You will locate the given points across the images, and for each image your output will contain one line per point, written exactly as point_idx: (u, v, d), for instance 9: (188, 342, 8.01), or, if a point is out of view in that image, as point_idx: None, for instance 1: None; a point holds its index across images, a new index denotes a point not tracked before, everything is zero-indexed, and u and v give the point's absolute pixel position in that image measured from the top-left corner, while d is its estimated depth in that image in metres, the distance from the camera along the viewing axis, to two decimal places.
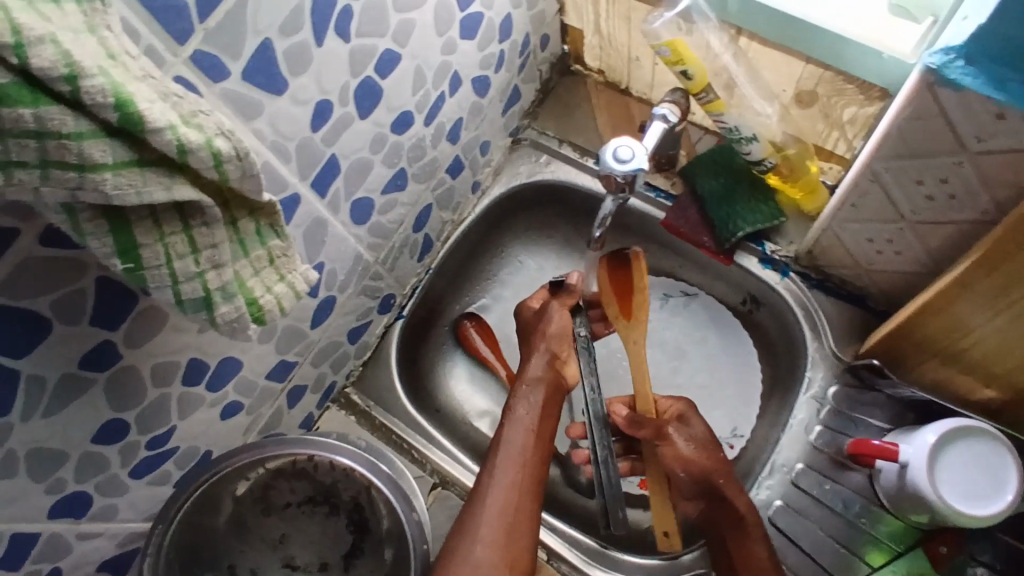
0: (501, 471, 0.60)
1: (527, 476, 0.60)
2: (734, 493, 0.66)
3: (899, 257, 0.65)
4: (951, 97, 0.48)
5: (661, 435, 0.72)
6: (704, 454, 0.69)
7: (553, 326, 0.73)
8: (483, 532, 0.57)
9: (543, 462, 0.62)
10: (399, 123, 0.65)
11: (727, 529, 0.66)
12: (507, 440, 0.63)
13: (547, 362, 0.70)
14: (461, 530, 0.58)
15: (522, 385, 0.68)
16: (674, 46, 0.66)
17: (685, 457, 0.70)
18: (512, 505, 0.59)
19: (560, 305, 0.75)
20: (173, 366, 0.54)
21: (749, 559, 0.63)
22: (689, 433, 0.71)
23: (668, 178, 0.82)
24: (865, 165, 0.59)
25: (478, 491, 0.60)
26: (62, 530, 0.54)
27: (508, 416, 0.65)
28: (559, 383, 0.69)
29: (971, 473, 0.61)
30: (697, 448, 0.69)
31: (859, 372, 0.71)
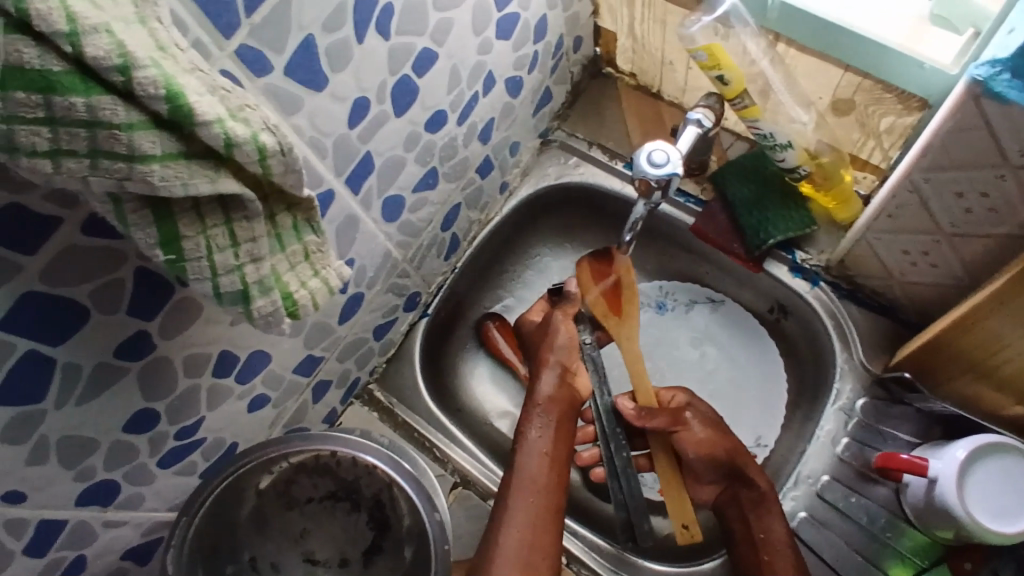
0: (517, 499, 0.61)
1: (542, 503, 0.61)
2: (757, 475, 0.68)
3: (934, 269, 0.64)
4: (997, 109, 0.47)
5: (678, 421, 0.72)
6: (724, 439, 0.71)
7: (559, 340, 0.72)
8: (505, 559, 0.57)
9: (559, 487, 0.62)
10: (433, 122, 0.65)
11: (745, 504, 0.68)
12: (523, 466, 0.63)
13: (557, 378, 0.69)
14: (480, 559, 0.58)
15: (533, 405, 0.67)
16: (711, 50, 0.64)
17: (703, 442, 0.71)
18: (531, 532, 0.59)
19: (563, 315, 0.73)
20: (204, 357, 0.54)
21: (768, 539, 0.64)
22: (700, 416, 0.72)
23: (698, 183, 0.81)
24: (904, 175, 0.58)
25: (496, 519, 0.60)
26: (89, 516, 0.54)
27: (521, 441, 0.65)
28: (572, 399, 0.69)
29: (996, 490, 0.61)
30: (716, 431, 0.71)
31: (888, 386, 0.70)
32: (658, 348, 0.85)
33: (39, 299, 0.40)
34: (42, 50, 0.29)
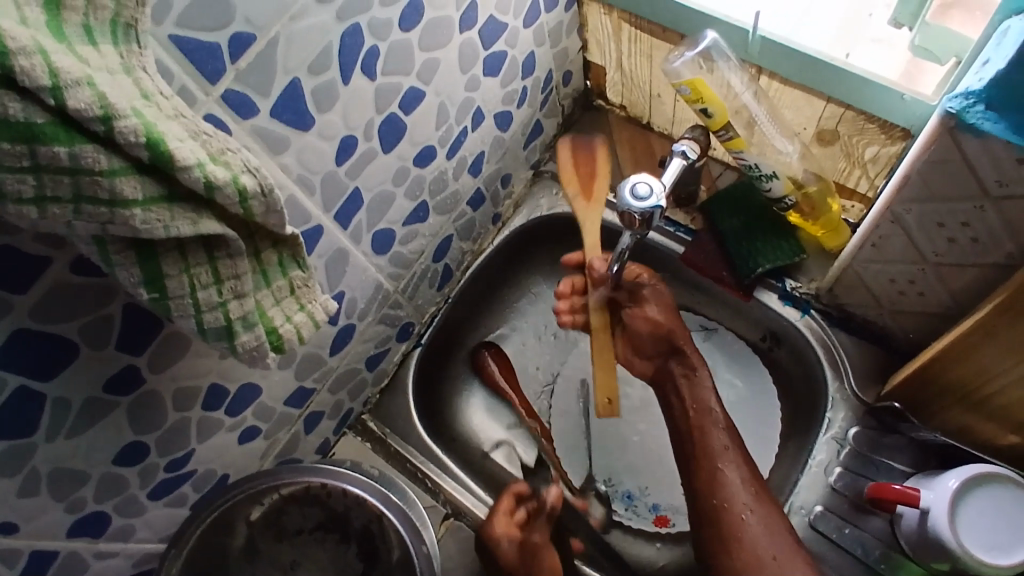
0: None
1: None
2: (689, 348, 0.74)
3: (921, 298, 0.63)
4: (972, 143, 0.46)
5: (636, 297, 0.75)
6: (672, 317, 0.75)
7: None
8: None
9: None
10: (422, 156, 0.66)
11: (677, 375, 0.75)
12: None
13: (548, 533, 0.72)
14: None
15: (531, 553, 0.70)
16: (694, 84, 0.66)
17: (650, 322, 0.74)
18: None
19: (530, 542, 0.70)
20: (194, 390, 0.55)
21: (700, 404, 0.72)
22: (658, 295, 0.75)
23: (688, 213, 0.82)
24: (885, 207, 0.56)
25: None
26: (79, 548, 0.54)
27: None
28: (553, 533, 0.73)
29: (980, 522, 0.60)
30: (665, 312, 0.74)
31: (882, 415, 0.70)
32: None
33: (28, 337, 0.41)
34: (26, 103, 0.30)
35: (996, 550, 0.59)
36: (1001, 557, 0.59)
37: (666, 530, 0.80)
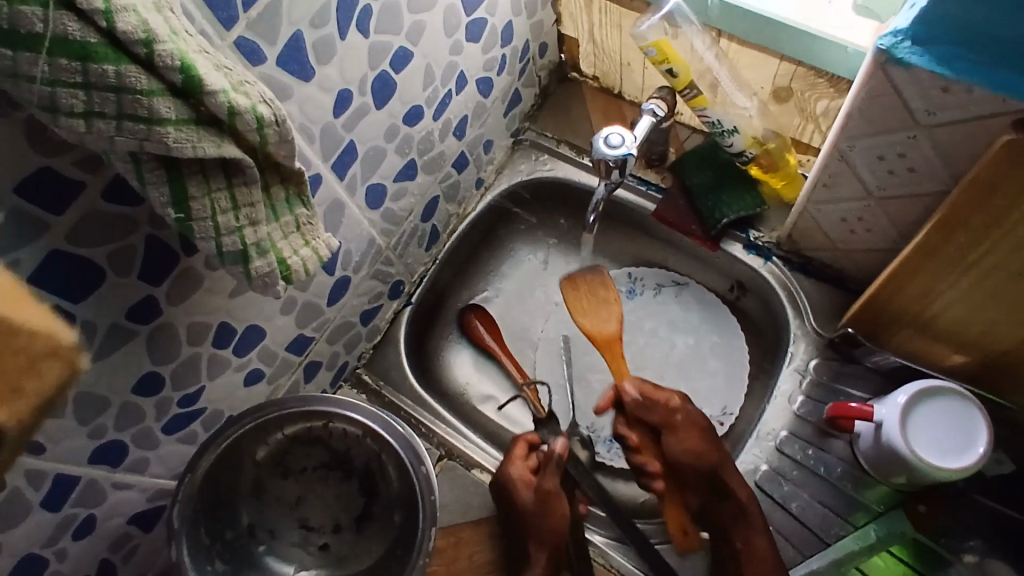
0: None
1: None
2: (736, 489, 0.70)
3: (870, 234, 0.70)
4: (901, 75, 0.52)
5: (669, 423, 0.73)
6: (710, 450, 0.72)
7: (546, 524, 0.69)
8: None
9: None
10: (411, 115, 0.71)
11: (725, 514, 0.70)
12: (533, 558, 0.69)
13: (556, 486, 0.71)
14: None
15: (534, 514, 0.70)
16: (659, 46, 0.72)
17: (689, 451, 0.72)
18: None
19: (551, 479, 0.71)
20: (205, 326, 0.59)
21: (753, 550, 0.68)
22: (692, 429, 0.73)
23: (658, 173, 0.88)
24: (831, 147, 0.63)
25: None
26: (98, 476, 0.57)
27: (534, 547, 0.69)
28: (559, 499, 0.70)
29: (937, 431, 0.65)
30: (701, 447, 0.71)
31: (838, 346, 0.76)
32: (628, 328, 0.92)
33: (63, 258, 0.45)
34: (82, 23, 0.35)
35: (956, 455, 0.64)
36: (961, 460, 0.63)
37: None
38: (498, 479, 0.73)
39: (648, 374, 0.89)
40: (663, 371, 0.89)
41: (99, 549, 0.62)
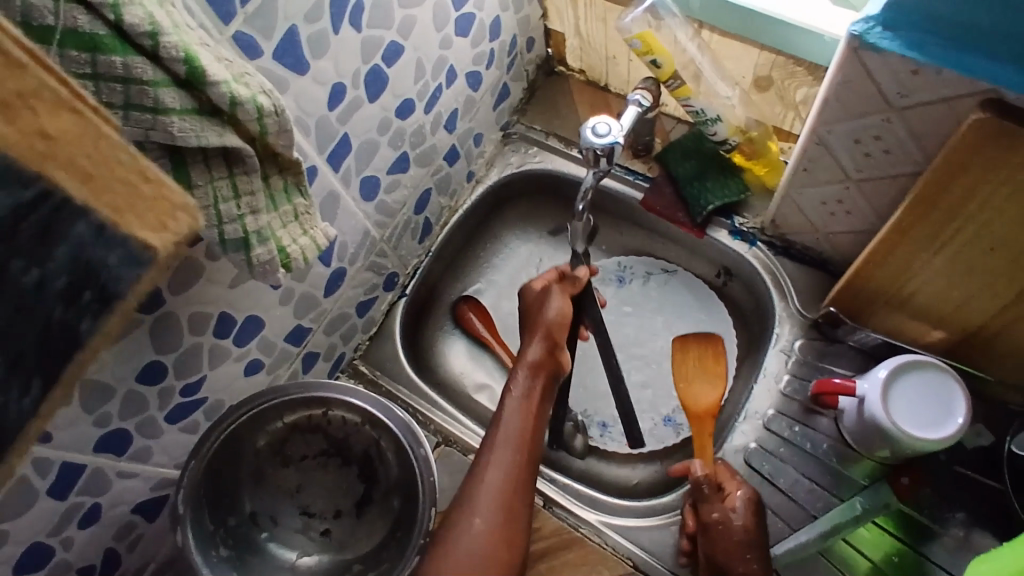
0: (499, 451, 0.60)
1: (521, 457, 0.61)
2: None
3: (850, 217, 0.72)
4: (873, 60, 0.54)
5: (714, 516, 0.68)
6: (738, 555, 0.66)
7: (552, 314, 0.69)
8: (472, 515, 0.57)
9: (538, 443, 0.63)
10: (402, 109, 0.73)
11: None
12: (504, 417, 0.63)
13: (547, 347, 0.67)
14: (458, 505, 0.59)
15: (519, 369, 0.66)
16: (644, 38, 0.74)
17: (720, 552, 0.66)
18: (501, 487, 0.59)
19: (562, 290, 0.73)
20: (206, 317, 0.60)
21: None
22: (728, 530, 0.67)
23: (645, 163, 0.90)
24: (810, 132, 0.65)
25: (488, 444, 0.61)
26: (104, 465, 0.59)
27: (504, 400, 0.64)
28: (558, 369, 0.67)
29: (918, 405, 0.67)
30: (727, 551, 0.66)
31: (821, 326, 0.78)
32: (618, 316, 0.94)
33: None
34: (91, 16, 0.36)
35: (936, 427, 0.66)
36: (943, 431, 0.65)
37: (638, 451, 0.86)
38: (522, 298, 0.75)
39: (639, 360, 0.91)
40: (653, 356, 0.91)
41: (105, 538, 0.63)
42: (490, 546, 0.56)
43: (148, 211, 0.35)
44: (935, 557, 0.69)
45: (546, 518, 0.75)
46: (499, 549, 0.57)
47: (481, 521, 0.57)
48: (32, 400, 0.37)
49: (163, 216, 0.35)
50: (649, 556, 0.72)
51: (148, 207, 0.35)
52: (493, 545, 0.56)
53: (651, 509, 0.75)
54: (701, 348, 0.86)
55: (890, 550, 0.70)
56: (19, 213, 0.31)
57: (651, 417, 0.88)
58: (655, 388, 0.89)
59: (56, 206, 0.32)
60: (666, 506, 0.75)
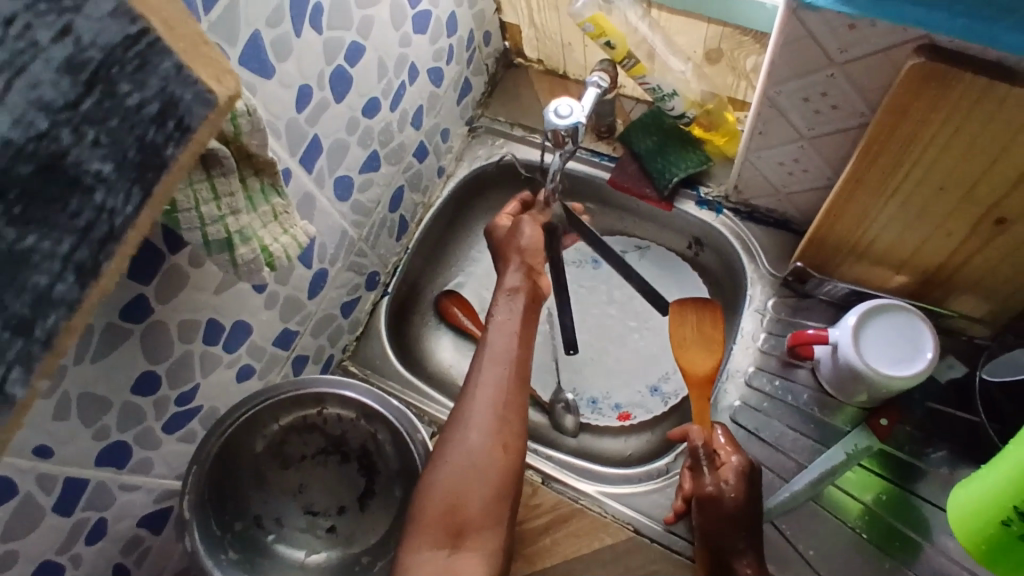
0: (488, 369, 0.64)
1: (511, 372, 0.64)
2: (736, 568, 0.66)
3: (807, 174, 0.75)
4: (812, 18, 0.58)
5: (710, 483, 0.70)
6: (730, 522, 0.68)
7: (527, 241, 0.72)
8: (474, 430, 0.61)
9: (527, 360, 0.66)
10: (368, 108, 0.74)
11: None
12: (491, 339, 0.66)
13: (524, 274, 0.70)
14: (453, 422, 0.62)
15: (500, 294, 0.69)
16: (596, 21, 0.78)
17: (715, 519, 0.68)
18: (496, 403, 0.62)
19: (532, 221, 0.75)
20: (195, 324, 0.61)
21: None
22: (719, 500, 0.69)
23: (609, 144, 0.93)
24: (761, 94, 0.68)
25: (476, 366, 0.65)
26: (106, 478, 0.59)
27: (489, 324, 0.67)
28: (540, 295, 0.70)
29: (892, 347, 0.70)
30: (719, 519, 0.68)
31: (791, 283, 0.82)
32: (597, 296, 0.96)
33: None
34: None
35: (908, 364, 0.69)
36: (916, 367, 0.68)
37: (629, 423, 0.88)
38: (493, 238, 0.77)
39: (621, 335, 0.93)
40: (634, 330, 0.93)
41: (113, 553, 0.63)
42: (486, 451, 0.60)
43: (206, 65, 0.36)
44: (920, 492, 0.72)
45: (547, 493, 0.77)
46: (495, 452, 0.61)
47: (475, 436, 0.61)
48: (136, 207, 0.36)
49: (217, 71, 0.36)
50: (647, 518, 0.75)
51: (208, 58, 0.36)
52: (491, 455, 0.60)
53: (650, 475, 0.77)
54: (700, 313, 0.84)
55: (879, 489, 0.73)
56: (126, 46, 0.33)
57: (638, 389, 0.90)
58: (639, 360, 0.92)
59: (150, 42, 0.34)
60: (663, 469, 0.77)
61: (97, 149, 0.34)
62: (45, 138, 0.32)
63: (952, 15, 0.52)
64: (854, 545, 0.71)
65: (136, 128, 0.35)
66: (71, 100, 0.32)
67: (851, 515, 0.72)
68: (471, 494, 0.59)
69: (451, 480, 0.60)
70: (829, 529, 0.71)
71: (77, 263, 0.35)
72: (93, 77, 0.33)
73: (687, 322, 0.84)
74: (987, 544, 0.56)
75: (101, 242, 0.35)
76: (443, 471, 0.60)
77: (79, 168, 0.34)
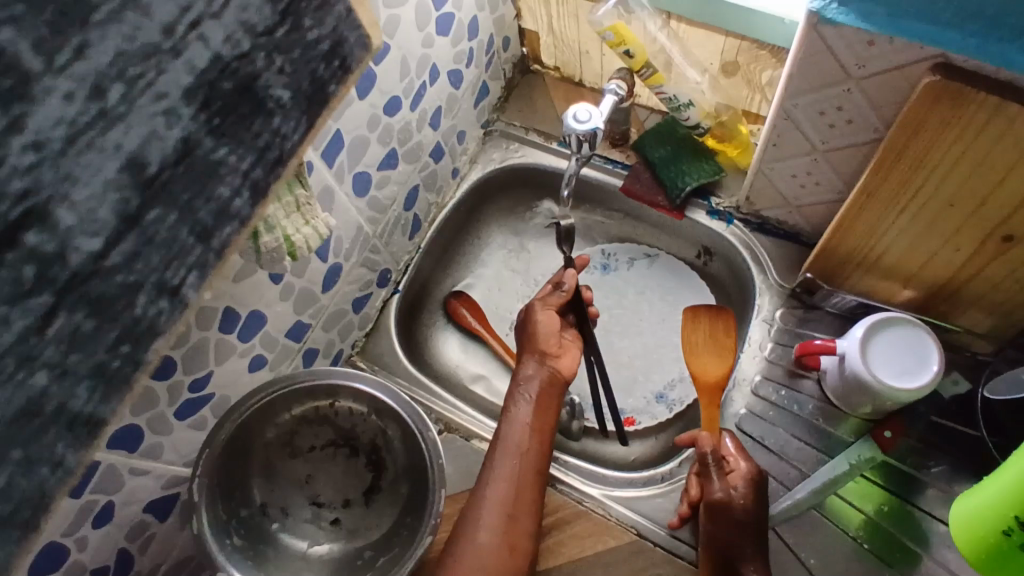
0: (500, 464, 0.68)
1: (522, 468, 0.68)
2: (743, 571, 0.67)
3: (818, 187, 0.76)
4: (831, 33, 0.59)
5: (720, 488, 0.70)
6: (737, 527, 0.69)
7: (541, 329, 0.78)
8: (484, 528, 0.64)
9: (541, 452, 0.70)
10: (390, 106, 0.75)
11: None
12: (505, 432, 0.70)
13: (539, 363, 0.76)
14: (466, 518, 0.66)
15: (516, 385, 0.75)
16: (616, 29, 0.79)
17: (723, 524, 0.69)
18: (508, 497, 0.66)
19: (544, 306, 0.79)
20: (212, 311, 0.62)
21: None
22: (727, 506, 0.69)
23: (623, 152, 0.94)
24: (778, 107, 0.69)
25: (490, 458, 0.68)
26: (117, 462, 0.60)
27: (505, 416, 0.72)
28: (560, 384, 0.76)
29: (900, 360, 0.71)
30: (727, 523, 0.69)
31: (799, 294, 0.83)
32: (606, 301, 0.97)
33: None
34: None
35: (918, 376, 0.69)
36: (924, 378, 0.69)
37: (633, 428, 0.88)
38: (515, 326, 0.82)
39: (627, 341, 0.94)
40: (641, 337, 0.94)
41: (118, 539, 0.64)
42: (494, 550, 0.63)
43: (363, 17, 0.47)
44: (922, 504, 0.72)
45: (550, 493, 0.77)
46: (502, 553, 0.63)
47: (485, 534, 0.64)
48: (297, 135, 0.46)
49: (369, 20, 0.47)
50: (650, 522, 0.75)
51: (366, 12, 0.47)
52: (500, 552, 0.63)
53: (654, 480, 0.78)
54: (712, 319, 0.84)
55: (880, 500, 0.73)
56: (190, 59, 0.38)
57: (643, 395, 0.91)
58: (646, 367, 0.92)
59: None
60: (668, 473, 0.78)
61: (281, 77, 0.43)
62: (248, 58, 0.41)
63: (965, 35, 0.53)
64: (856, 555, 0.71)
65: (312, 63, 0.44)
66: (268, 27, 0.41)
67: (853, 525, 0.72)
68: None
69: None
70: (831, 539, 0.72)
71: (252, 181, 0.44)
72: (286, 10, 0.41)
73: (698, 329, 0.84)
74: (988, 552, 0.56)
75: (273, 162, 0.46)
76: (455, 568, 0.62)
77: (267, 93, 0.43)
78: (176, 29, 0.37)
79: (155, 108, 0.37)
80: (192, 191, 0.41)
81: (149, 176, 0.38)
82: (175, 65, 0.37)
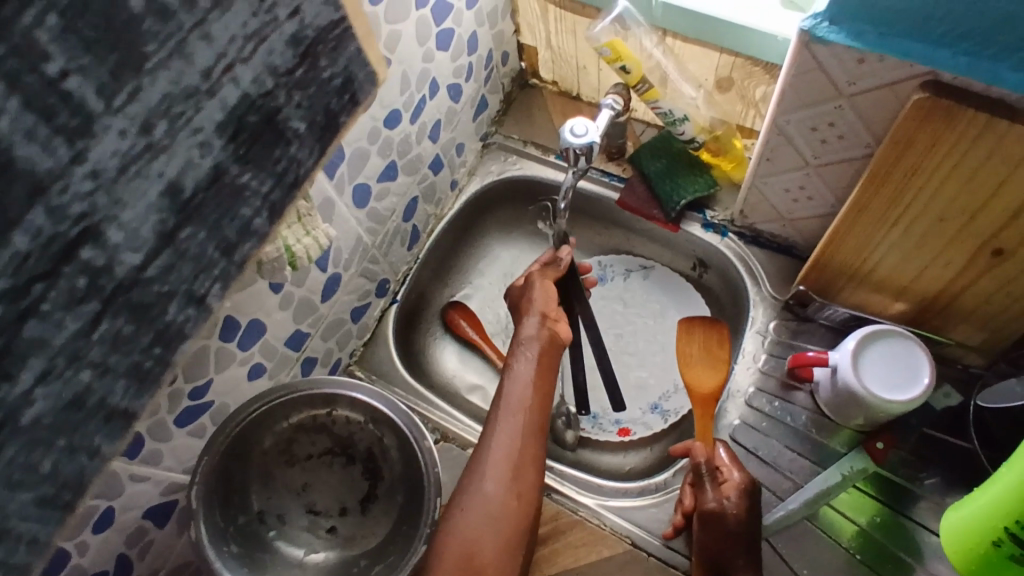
0: (505, 418, 0.66)
1: (527, 423, 0.66)
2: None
3: (811, 202, 0.78)
4: (823, 51, 0.60)
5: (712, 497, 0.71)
6: (730, 536, 0.69)
7: (537, 296, 0.78)
8: (491, 479, 0.63)
9: (544, 408, 0.69)
10: (390, 119, 0.77)
11: None
12: (507, 387, 0.69)
13: (540, 323, 0.75)
14: (471, 471, 0.64)
15: (518, 343, 0.73)
16: (613, 45, 0.81)
17: (715, 533, 0.69)
18: (514, 449, 0.64)
19: (542, 278, 0.81)
20: (213, 319, 0.63)
21: None
22: (720, 515, 0.70)
23: (619, 165, 0.95)
24: (770, 123, 0.70)
25: (494, 413, 0.67)
26: (117, 468, 0.60)
27: (508, 373, 0.70)
28: (560, 343, 0.75)
29: (891, 373, 0.72)
30: (720, 532, 0.69)
31: (792, 307, 0.83)
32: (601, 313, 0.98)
33: None
34: None
35: (908, 388, 0.70)
36: (914, 391, 0.70)
37: (628, 439, 0.89)
38: (510, 297, 0.82)
39: (623, 352, 0.95)
40: (637, 348, 0.95)
41: (117, 544, 0.64)
42: (501, 500, 0.62)
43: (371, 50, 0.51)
44: (913, 515, 0.73)
45: (546, 502, 0.78)
46: (509, 503, 0.62)
47: (492, 483, 0.63)
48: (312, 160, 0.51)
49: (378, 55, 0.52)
50: (644, 532, 0.75)
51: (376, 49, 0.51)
52: (507, 504, 0.62)
53: (648, 490, 0.78)
54: (707, 332, 0.86)
55: (872, 511, 0.74)
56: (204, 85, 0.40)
57: (638, 406, 0.92)
58: (641, 378, 0.93)
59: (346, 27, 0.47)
60: (662, 484, 0.78)
61: (299, 110, 0.47)
62: (271, 94, 0.45)
63: (955, 53, 0.54)
64: (848, 565, 0.72)
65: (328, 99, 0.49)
66: (290, 67, 0.45)
67: (846, 536, 0.73)
68: (484, 543, 0.60)
69: (470, 528, 0.60)
70: (823, 549, 0.73)
71: (273, 202, 0.49)
72: (306, 51, 0.45)
73: (692, 342, 0.85)
74: (978, 563, 0.57)
75: (291, 184, 0.50)
76: (463, 520, 0.61)
77: (286, 123, 0.47)
78: (213, 73, 0.40)
79: (193, 140, 0.41)
80: (223, 210, 0.45)
81: (185, 198, 0.43)
82: (210, 103, 0.41)
